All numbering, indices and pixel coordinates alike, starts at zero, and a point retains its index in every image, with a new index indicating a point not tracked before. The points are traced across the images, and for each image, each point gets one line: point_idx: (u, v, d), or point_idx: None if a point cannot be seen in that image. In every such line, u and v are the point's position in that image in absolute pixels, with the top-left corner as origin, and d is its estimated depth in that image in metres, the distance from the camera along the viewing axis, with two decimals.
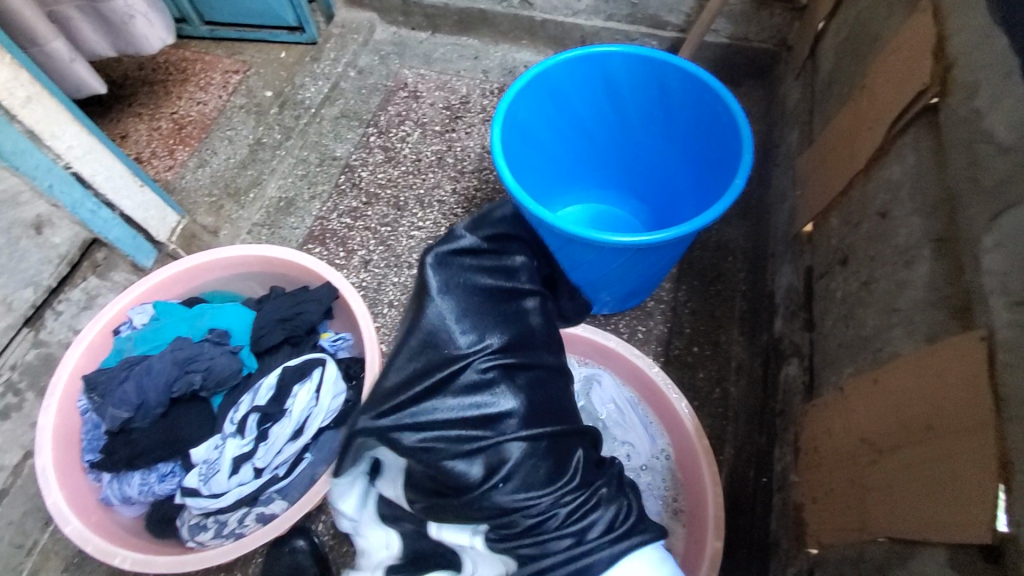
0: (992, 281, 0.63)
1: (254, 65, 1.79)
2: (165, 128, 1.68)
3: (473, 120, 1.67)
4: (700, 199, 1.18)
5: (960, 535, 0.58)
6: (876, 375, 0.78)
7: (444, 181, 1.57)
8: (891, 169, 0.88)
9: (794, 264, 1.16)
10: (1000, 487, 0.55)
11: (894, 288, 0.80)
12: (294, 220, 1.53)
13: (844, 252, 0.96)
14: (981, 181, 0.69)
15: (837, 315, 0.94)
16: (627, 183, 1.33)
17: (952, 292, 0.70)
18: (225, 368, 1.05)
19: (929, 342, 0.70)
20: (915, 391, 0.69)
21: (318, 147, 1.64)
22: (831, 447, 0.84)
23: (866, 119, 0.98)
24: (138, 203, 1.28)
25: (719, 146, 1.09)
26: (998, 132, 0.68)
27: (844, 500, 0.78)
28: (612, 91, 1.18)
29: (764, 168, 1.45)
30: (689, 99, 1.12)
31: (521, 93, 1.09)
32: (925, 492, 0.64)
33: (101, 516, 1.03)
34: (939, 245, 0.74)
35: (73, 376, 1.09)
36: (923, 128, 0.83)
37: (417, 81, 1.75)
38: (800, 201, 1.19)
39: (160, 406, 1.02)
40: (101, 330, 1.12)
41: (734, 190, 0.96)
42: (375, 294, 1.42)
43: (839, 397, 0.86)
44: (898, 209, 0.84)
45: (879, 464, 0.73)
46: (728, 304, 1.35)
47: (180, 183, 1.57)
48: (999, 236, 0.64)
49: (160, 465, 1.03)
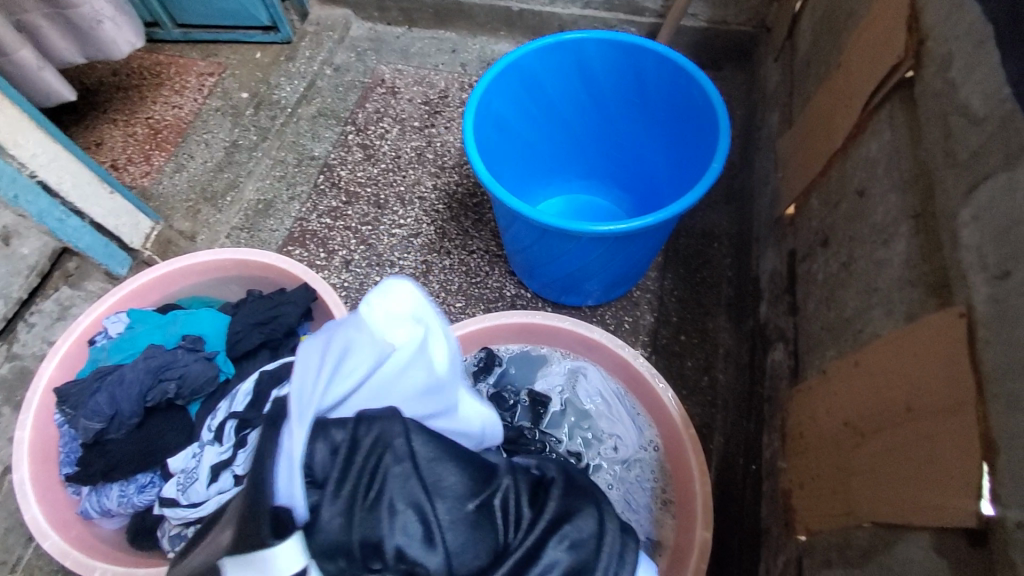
0: (970, 256, 0.62)
1: (230, 66, 1.76)
2: (141, 134, 1.64)
3: (452, 115, 1.65)
4: (680, 186, 1.16)
5: (944, 519, 0.56)
6: (858, 357, 0.76)
7: (425, 177, 1.55)
8: (868, 146, 0.87)
9: (778, 247, 1.14)
10: (983, 466, 0.54)
11: (873, 268, 0.79)
12: (274, 222, 1.51)
13: (825, 233, 0.95)
14: (957, 155, 0.68)
15: (820, 298, 0.92)
16: (608, 173, 1.31)
17: (929, 269, 0.68)
18: (200, 375, 1.03)
19: (908, 321, 0.69)
20: (896, 372, 0.67)
21: (295, 147, 1.62)
22: (817, 431, 0.83)
23: (843, 97, 0.96)
24: (110, 210, 1.26)
25: (696, 131, 1.07)
26: (971, 103, 0.67)
27: (830, 485, 0.77)
28: (587, 78, 1.15)
29: (746, 151, 1.43)
30: (664, 83, 1.10)
31: (494, 83, 1.06)
32: (910, 477, 0.62)
33: (80, 531, 1.01)
34: (915, 221, 0.73)
35: (47, 388, 1.07)
36: (898, 104, 0.81)
37: (395, 77, 1.72)
38: (782, 184, 1.17)
39: (135, 416, 1.00)
40: (76, 341, 1.11)
41: (712, 174, 0.94)
42: (357, 294, 1.40)
43: (823, 380, 0.84)
44: (876, 187, 0.82)
45: (863, 448, 0.71)
46: (714, 291, 1.33)
47: (157, 188, 1.54)
48: (975, 209, 0.63)
49: (139, 476, 1.02)
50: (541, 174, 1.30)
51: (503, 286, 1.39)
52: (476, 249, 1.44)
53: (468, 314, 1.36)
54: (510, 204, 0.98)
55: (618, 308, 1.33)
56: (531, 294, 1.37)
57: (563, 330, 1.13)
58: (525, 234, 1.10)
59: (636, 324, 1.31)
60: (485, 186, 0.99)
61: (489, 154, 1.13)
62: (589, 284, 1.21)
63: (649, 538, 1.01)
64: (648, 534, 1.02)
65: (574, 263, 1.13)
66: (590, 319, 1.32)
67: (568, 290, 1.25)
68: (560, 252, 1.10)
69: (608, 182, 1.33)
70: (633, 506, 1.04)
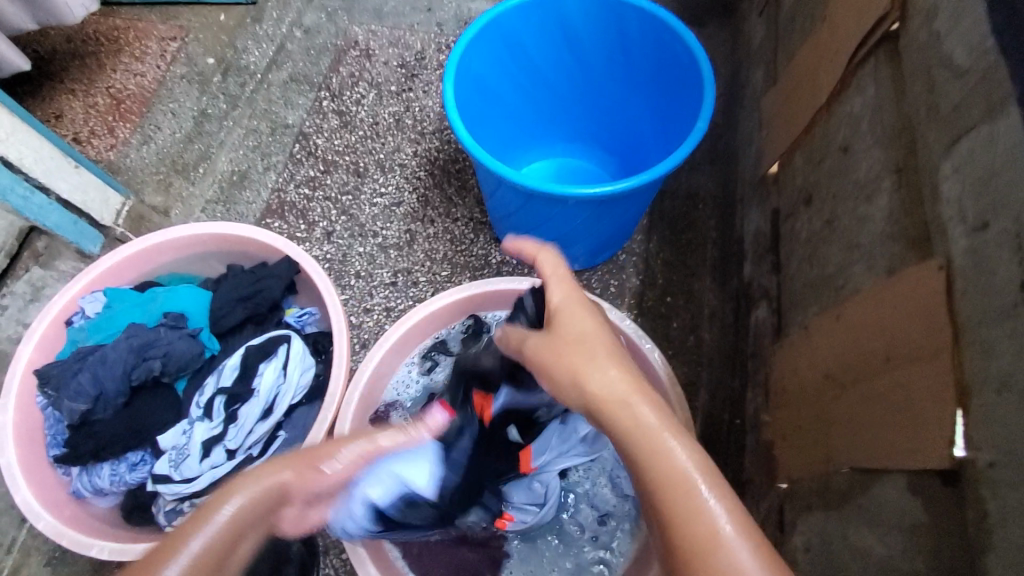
0: (950, 208, 0.63)
1: (193, 30, 1.67)
2: (103, 104, 1.56)
3: (430, 78, 1.60)
4: (664, 146, 1.15)
5: (919, 463, 0.59)
6: (839, 312, 0.78)
7: (405, 144, 1.52)
8: (852, 103, 0.86)
9: (761, 206, 1.14)
10: (958, 412, 0.56)
11: (855, 224, 0.80)
12: (250, 194, 1.46)
13: (808, 191, 0.95)
14: (939, 108, 0.68)
15: (802, 256, 0.93)
16: (592, 135, 1.30)
17: (910, 223, 0.69)
18: (186, 351, 1.02)
19: (889, 275, 0.70)
20: (875, 324, 0.69)
21: (268, 115, 1.56)
22: (798, 385, 0.85)
23: (827, 51, 0.95)
24: (75, 185, 1.21)
25: (680, 90, 1.06)
26: (954, 56, 0.67)
27: (810, 435, 0.79)
28: (569, 37, 1.13)
29: (730, 110, 1.42)
30: (648, 40, 1.07)
31: (474, 42, 1.03)
32: (886, 424, 0.64)
33: (74, 510, 0.99)
34: (897, 176, 0.73)
35: (27, 371, 1.04)
36: (883, 58, 0.81)
37: (369, 39, 1.65)
38: (766, 143, 1.17)
39: (120, 396, 0.99)
40: (53, 322, 1.07)
41: (697, 133, 0.93)
42: (341, 266, 1.38)
43: (804, 335, 0.87)
44: (859, 143, 0.83)
45: (841, 398, 0.74)
46: (699, 252, 1.34)
47: (125, 162, 1.48)
48: (956, 161, 0.63)
49: (130, 454, 1.02)
50: (524, 137, 1.28)
51: (489, 254, 1.38)
52: (460, 216, 1.42)
53: (454, 282, 1.36)
54: (494, 168, 0.97)
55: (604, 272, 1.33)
56: (517, 260, 1.37)
57: None
58: (509, 199, 1.09)
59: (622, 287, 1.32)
60: (468, 150, 0.97)
61: (470, 116, 1.11)
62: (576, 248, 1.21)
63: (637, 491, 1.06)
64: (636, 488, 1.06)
65: (559, 227, 1.12)
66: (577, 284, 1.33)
67: None
68: (545, 216, 1.09)
69: (592, 145, 1.32)
70: (621, 461, 1.08)
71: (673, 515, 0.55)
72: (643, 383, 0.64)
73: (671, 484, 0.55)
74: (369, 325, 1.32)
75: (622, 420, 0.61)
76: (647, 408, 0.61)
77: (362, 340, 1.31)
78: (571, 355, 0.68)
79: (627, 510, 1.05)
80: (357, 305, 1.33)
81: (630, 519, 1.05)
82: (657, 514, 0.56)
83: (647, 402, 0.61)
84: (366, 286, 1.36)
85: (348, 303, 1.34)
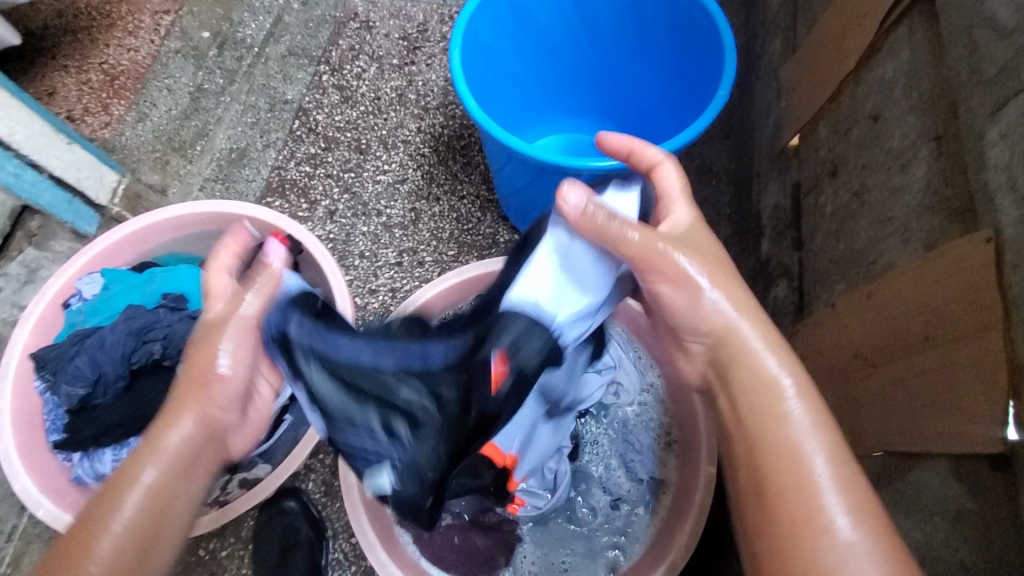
0: (997, 176, 0.59)
1: (186, 2, 1.61)
2: (96, 80, 1.51)
3: (433, 50, 1.54)
4: (680, 119, 1.10)
5: (964, 448, 0.56)
6: (870, 289, 0.74)
7: (408, 119, 1.46)
8: (883, 67, 0.81)
9: (781, 181, 1.10)
10: (1009, 396, 0.52)
11: (888, 196, 0.76)
12: (250, 172, 1.42)
13: (834, 163, 0.91)
14: (984, 69, 0.63)
15: (827, 231, 0.90)
16: (604, 108, 1.25)
17: (951, 194, 0.65)
18: (186, 334, 1.00)
19: (926, 249, 0.66)
20: (913, 301, 0.65)
21: (266, 91, 1.51)
22: (823, 365, 0.82)
23: (855, 14, 0.89)
24: (69, 162, 1.16)
25: (698, 58, 1.01)
26: (1002, 12, 0.62)
27: (837, 417, 0.76)
28: (581, 2, 1.07)
29: (746, 81, 1.36)
30: (664, 5, 1.02)
31: (481, 7, 0.98)
32: (925, 406, 0.61)
33: (76, 497, 0.97)
34: (936, 144, 0.69)
35: (24, 355, 1.01)
36: (920, 18, 0.76)
37: (369, 10, 1.59)
38: (786, 114, 1.12)
39: (120, 379, 0.98)
40: (50, 304, 1.04)
41: (717, 102, 0.88)
42: (344, 246, 1.34)
43: (830, 314, 0.83)
44: (892, 110, 0.78)
45: (873, 379, 0.70)
46: (713, 230, 1.30)
47: (120, 140, 1.44)
48: (1004, 126, 0.59)
49: (131, 439, 0.99)
50: (533, 110, 1.23)
51: (496, 232, 1.34)
52: (466, 194, 1.38)
53: (461, 262, 1.32)
54: (503, 141, 0.92)
55: None
56: None
57: None
58: (520, 174, 1.04)
59: None
60: (476, 122, 0.93)
61: (477, 87, 1.06)
62: None
63: (652, 475, 1.04)
64: (651, 471, 1.04)
65: None
66: None
67: None
68: (557, 192, 1.05)
69: (603, 118, 1.27)
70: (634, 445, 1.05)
71: (780, 478, 0.59)
72: (774, 334, 0.67)
73: (791, 475, 0.58)
74: (374, 306, 1.29)
75: (748, 378, 0.64)
76: (783, 375, 0.63)
77: (368, 322, 1.28)
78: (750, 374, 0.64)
79: (643, 494, 1.03)
80: (362, 286, 1.30)
81: (646, 503, 1.03)
82: (760, 494, 0.59)
83: (785, 373, 0.63)
84: (370, 266, 1.32)
85: (353, 284, 1.30)
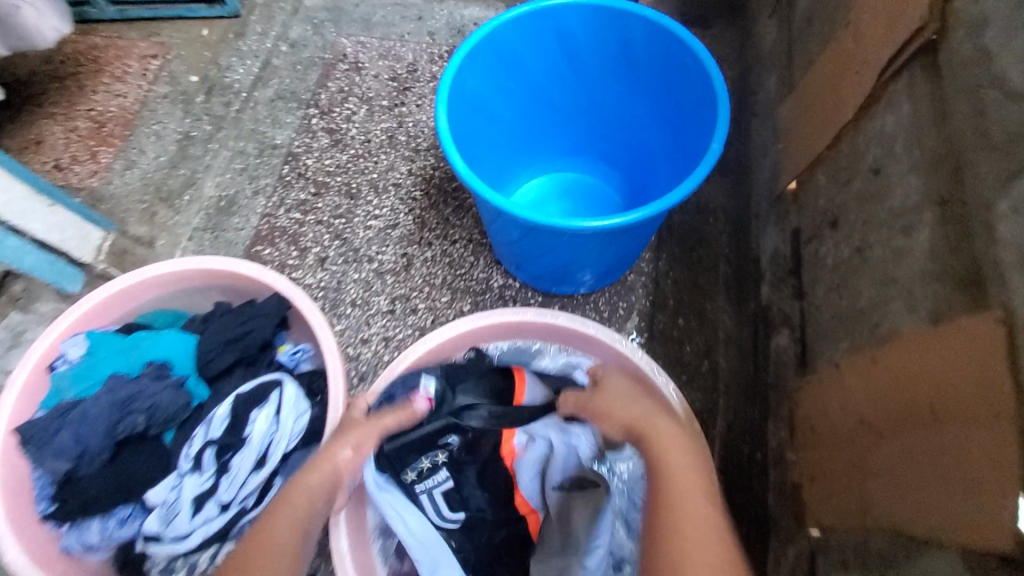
0: (1010, 250, 0.56)
1: (174, 46, 1.60)
2: (83, 128, 1.49)
3: (423, 90, 1.52)
4: (674, 165, 1.08)
5: (977, 541, 0.53)
6: (875, 355, 0.71)
7: (399, 162, 1.45)
8: (883, 120, 0.79)
9: (779, 226, 1.08)
10: None
11: (891, 257, 0.73)
12: (238, 220, 1.40)
13: (833, 215, 0.89)
14: (991, 134, 0.61)
15: (829, 285, 0.87)
16: (595, 150, 1.23)
17: (958, 263, 0.63)
18: (172, 402, 0.96)
19: (934, 320, 0.63)
20: (919, 375, 0.63)
21: (255, 136, 1.50)
22: (829, 427, 0.80)
23: (852, 62, 0.88)
24: (52, 224, 1.15)
25: (690, 106, 0.99)
26: (1011, 76, 0.60)
27: (843, 485, 0.74)
28: (569, 49, 1.05)
29: (739, 118, 1.35)
30: (654, 52, 1.00)
31: (467, 60, 0.96)
32: (935, 489, 0.58)
33: (67, 566, 0.92)
34: (942, 208, 0.66)
35: (6, 426, 0.96)
36: (919, 72, 0.74)
37: (358, 51, 1.58)
38: (783, 156, 1.10)
39: (104, 451, 0.94)
40: (35, 370, 0.99)
41: (711, 155, 0.86)
42: (335, 294, 1.31)
43: (834, 373, 0.81)
44: (893, 166, 0.76)
45: (881, 451, 0.68)
46: (712, 271, 1.29)
47: (108, 189, 1.42)
48: (1016, 198, 0.56)
49: (119, 508, 0.96)
50: (524, 155, 1.21)
51: (490, 277, 1.32)
52: (459, 238, 1.36)
53: (455, 308, 1.29)
54: (491, 200, 0.90)
55: (612, 295, 1.29)
56: (520, 284, 1.30)
57: (563, 327, 1.07)
58: (510, 227, 1.02)
59: (631, 310, 1.27)
60: (464, 181, 0.90)
61: (466, 139, 1.04)
62: (580, 274, 1.15)
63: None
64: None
65: (564, 254, 1.06)
66: (584, 307, 1.27)
67: (560, 281, 1.20)
68: (550, 245, 1.02)
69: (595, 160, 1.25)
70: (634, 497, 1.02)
71: None
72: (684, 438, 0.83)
73: None
74: (367, 356, 1.25)
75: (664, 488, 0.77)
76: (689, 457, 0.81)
77: (359, 373, 1.24)
78: (699, 503, 0.75)
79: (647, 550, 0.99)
80: (354, 335, 1.27)
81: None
82: None
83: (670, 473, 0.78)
84: (362, 314, 1.30)
85: (345, 334, 1.27)
